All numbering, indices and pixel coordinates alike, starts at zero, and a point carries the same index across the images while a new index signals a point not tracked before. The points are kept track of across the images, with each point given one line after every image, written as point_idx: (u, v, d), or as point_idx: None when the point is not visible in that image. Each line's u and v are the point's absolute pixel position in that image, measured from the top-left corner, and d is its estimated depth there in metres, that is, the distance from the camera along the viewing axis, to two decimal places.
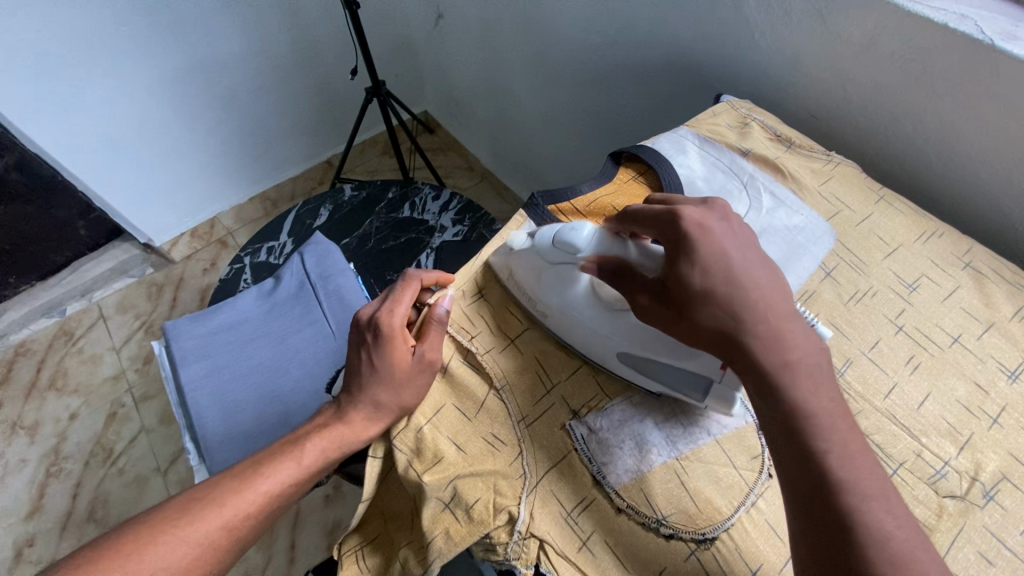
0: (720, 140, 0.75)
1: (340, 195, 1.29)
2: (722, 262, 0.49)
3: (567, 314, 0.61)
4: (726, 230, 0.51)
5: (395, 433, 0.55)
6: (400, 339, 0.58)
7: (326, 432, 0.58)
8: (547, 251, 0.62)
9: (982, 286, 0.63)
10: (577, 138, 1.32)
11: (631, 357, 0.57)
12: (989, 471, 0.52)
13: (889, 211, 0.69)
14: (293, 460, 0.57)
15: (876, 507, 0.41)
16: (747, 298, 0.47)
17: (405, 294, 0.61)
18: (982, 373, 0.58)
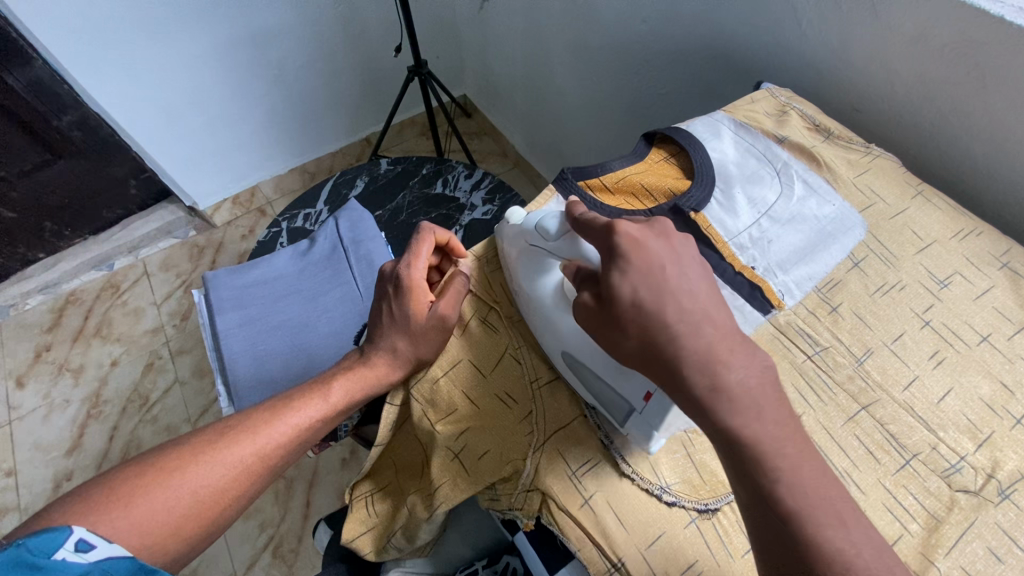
0: (756, 125, 0.74)
1: (377, 168, 1.32)
2: (654, 284, 0.45)
3: (533, 305, 0.57)
4: (665, 252, 0.47)
5: (415, 377, 0.58)
6: (421, 292, 0.62)
7: (352, 373, 0.62)
8: (529, 235, 0.58)
9: (1018, 287, 0.61)
10: (614, 124, 1.31)
11: (578, 362, 0.54)
12: (1006, 470, 0.52)
13: (927, 207, 0.67)
14: (322, 400, 0.61)
15: (833, 536, 0.39)
16: (667, 324, 0.44)
17: (425, 250, 0.65)
18: (1009, 373, 0.56)
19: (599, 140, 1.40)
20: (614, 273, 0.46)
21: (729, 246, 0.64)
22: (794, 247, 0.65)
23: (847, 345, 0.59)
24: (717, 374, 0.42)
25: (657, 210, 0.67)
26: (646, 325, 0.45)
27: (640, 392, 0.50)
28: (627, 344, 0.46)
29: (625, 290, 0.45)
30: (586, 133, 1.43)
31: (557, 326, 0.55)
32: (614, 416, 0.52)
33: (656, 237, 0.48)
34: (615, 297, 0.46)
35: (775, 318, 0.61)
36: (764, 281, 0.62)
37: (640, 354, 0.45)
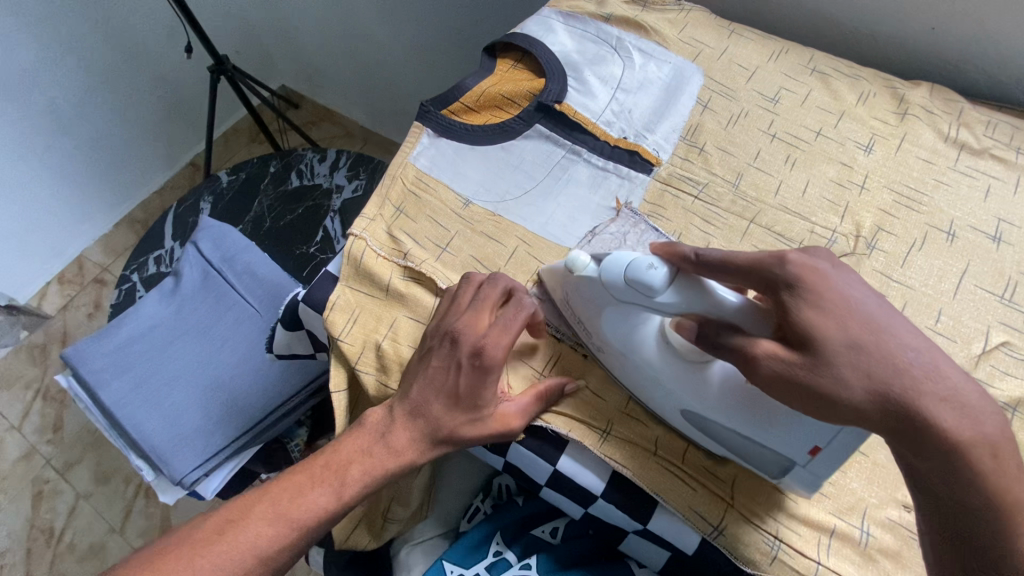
0: (581, 12, 0.77)
1: (217, 183, 1.20)
2: (860, 318, 0.37)
3: (631, 363, 0.51)
4: (841, 274, 0.40)
5: (341, 335, 0.57)
6: (480, 387, 0.50)
7: (372, 456, 0.51)
8: (619, 291, 0.49)
9: (829, 84, 0.71)
10: (447, 59, 1.28)
11: (701, 419, 0.48)
12: (867, 227, 0.61)
13: (741, 41, 0.75)
14: (329, 485, 0.51)
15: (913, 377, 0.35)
16: (896, 368, 0.36)
17: (517, 317, 0.50)
18: (845, 153, 0.66)
19: (437, 81, 1.36)
20: (801, 306, 0.39)
21: (598, 125, 0.69)
22: (651, 108, 0.70)
23: (721, 175, 0.65)
24: (954, 431, 0.35)
25: (526, 114, 0.69)
26: (868, 369, 0.36)
27: (803, 447, 0.43)
28: (852, 400, 0.36)
29: (829, 326, 0.37)
30: (423, 79, 1.38)
31: (670, 385, 0.49)
32: (767, 471, 0.47)
33: (832, 262, 0.40)
34: (819, 336, 0.37)
35: (659, 174, 0.66)
36: (638, 145, 0.67)
37: (873, 411, 0.36)
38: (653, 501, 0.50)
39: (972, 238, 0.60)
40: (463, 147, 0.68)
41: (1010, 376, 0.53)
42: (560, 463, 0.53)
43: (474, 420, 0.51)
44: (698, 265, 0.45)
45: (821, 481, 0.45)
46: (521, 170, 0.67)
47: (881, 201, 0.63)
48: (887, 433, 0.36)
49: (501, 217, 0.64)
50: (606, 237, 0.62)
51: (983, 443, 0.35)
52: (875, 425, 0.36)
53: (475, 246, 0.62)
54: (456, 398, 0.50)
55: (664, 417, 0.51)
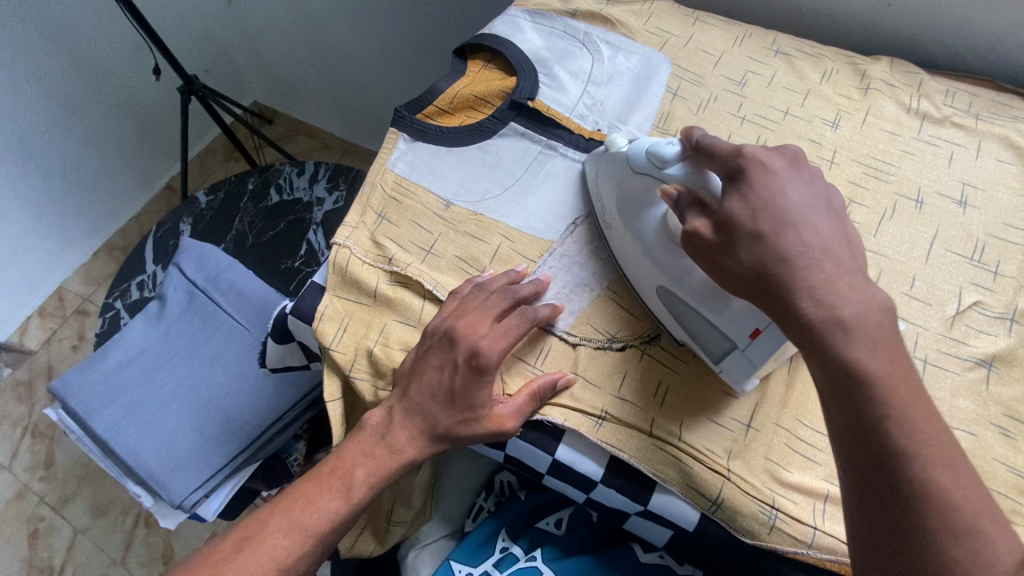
0: (547, 9, 0.78)
1: (196, 204, 1.19)
2: (780, 204, 0.44)
3: (627, 246, 0.57)
4: (792, 176, 0.46)
5: (332, 344, 0.57)
6: (474, 382, 0.51)
7: (373, 460, 0.53)
8: (638, 165, 0.56)
9: (793, 64, 0.73)
10: (417, 64, 1.29)
11: (671, 295, 0.53)
12: None
13: (706, 28, 0.77)
14: (336, 489, 0.53)
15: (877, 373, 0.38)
16: (789, 251, 0.42)
17: (517, 326, 0.53)
18: (813, 131, 0.68)
19: (409, 86, 1.36)
20: (735, 190, 0.46)
21: (572, 119, 0.70)
22: (622, 99, 0.71)
23: None
24: (832, 307, 0.40)
25: (501, 112, 0.70)
26: (765, 245, 0.43)
27: (746, 329, 0.48)
28: (739, 264, 0.44)
29: (739, 210, 0.45)
30: (395, 86, 1.38)
31: (649, 257, 0.55)
32: (709, 352, 0.52)
33: (789, 162, 0.47)
34: (737, 220, 0.45)
35: None
36: (612, 137, 0.68)
37: (759, 280, 0.43)
38: (652, 483, 0.52)
39: (939, 204, 0.62)
40: (441, 150, 0.68)
41: (984, 334, 0.55)
42: (558, 453, 0.53)
43: (468, 420, 0.52)
44: (696, 151, 0.51)
45: (756, 372, 0.49)
46: (499, 168, 0.67)
47: (851, 174, 0.65)
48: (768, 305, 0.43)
49: (483, 215, 0.64)
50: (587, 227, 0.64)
51: (835, 320, 0.40)
52: (760, 294, 0.43)
53: (459, 246, 0.62)
54: (451, 397, 0.52)
55: (645, 298, 0.57)
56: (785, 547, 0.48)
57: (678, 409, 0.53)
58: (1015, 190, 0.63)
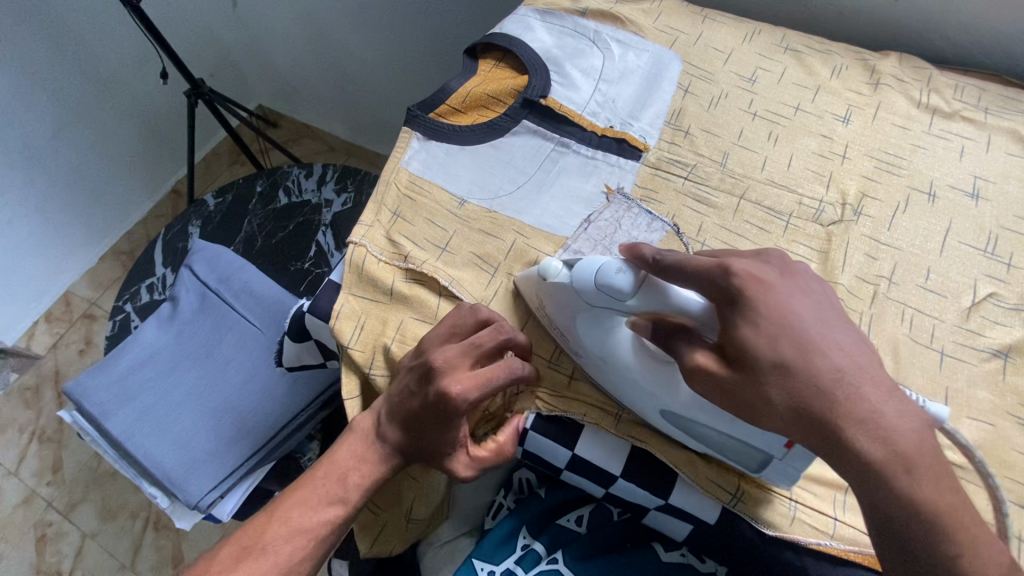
0: (557, 9, 0.79)
1: (205, 207, 1.20)
2: (791, 335, 0.39)
3: (607, 367, 0.52)
4: (789, 289, 0.41)
5: (350, 343, 0.57)
6: (426, 422, 0.51)
7: (364, 463, 0.54)
8: (588, 298, 0.50)
9: (802, 60, 0.74)
10: (422, 66, 1.29)
11: (677, 416, 0.49)
12: (852, 195, 0.63)
13: (715, 25, 0.77)
14: (333, 491, 0.54)
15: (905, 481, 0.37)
16: (823, 384, 0.38)
17: (496, 373, 0.50)
18: (824, 126, 0.68)
19: (413, 88, 1.36)
20: (737, 320, 0.40)
21: (584, 117, 0.70)
22: (634, 97, 0.72)
23: (708, 156, 0.67)
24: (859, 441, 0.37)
25: (513, 111, 0.70)
26: (792, 386, 0.38)
27: (778, 442, 0.43)
28: (771, 407, 0.39)
29: (760, 343, 0.39)
30: (399, 88, 1.39)
31: (643, 387, 0.49)
32: (747, 464, 0.48)
33: (781, 273, 0.42)
34: (750, 354, 0.39)
35: (647, 160, 0.68)
36: (624, 133, 0.69)
37: (789, 416, 0.39)
38: (673, 476, 0.52)
39: (951, 197, 0.63)
40: (454, 148, 0.69)
41: (1000, 325, 0.55)
42: (579, 448, 0.53)
43: (419, 449, 0.54)
44: (658, 272, 0.46)
45: (797, 475, 0.46)
46: (512, 165, 0.68)
47: (863, 168, 0.65)
48: (804, 436, 0.39)
49: (497, 213, 0.65)
50: (601, 224, 0.64)
51: (893, 454, 0.36)
52: (795, 433, 0.39)
53: (475, 243, 0.63)
54: (405, 424, 0.53)
55: (648, 419, 0.52)
56: (811, 540, 0.48)
57: None
58: None
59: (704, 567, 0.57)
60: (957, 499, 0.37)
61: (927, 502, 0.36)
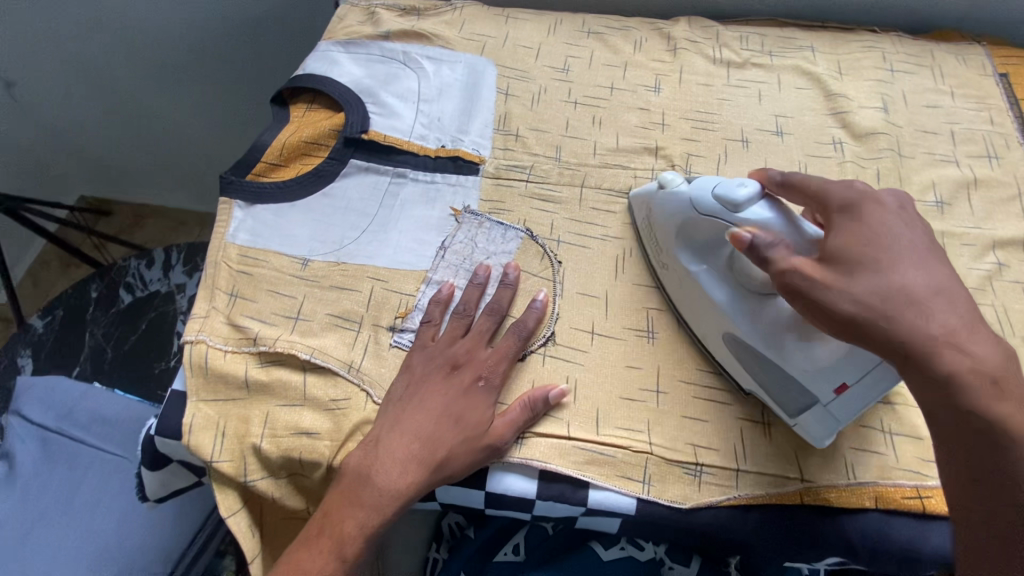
0: (359, 37, 0.76)
1: (31, 331, 1.03)
2: (886, 244, 0.41)
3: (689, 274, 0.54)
4: (912, 229, 0.43)
5: (213, 457, 0.51)
6: (464, 390, 0.52)
7: (359, 497, 0.48)
8: (701, 202, 0.51)
9: (606, 42, 0.76)
10: (235, 112, 1.19)
11: (739, 343, 0.50)
12: (678, 158, 0.67)
13: (519, 24, 0.78)
14: (323, 545, 0.48)
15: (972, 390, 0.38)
16: (908, 284, 0.40)
17: (510, 348, 0.53)
18: (639, 99, 0.71)
19: (233, 138, 1.24)
20: (848, 225, 0.43)
21: (413, 142, 0.68)
22: (458, 110, 0.70)
23: (542, 154, 0.68)
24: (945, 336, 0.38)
25: (336, 152, 0.66)
26: (880, 289, 0.40)
27: (831, 383, 0.46)
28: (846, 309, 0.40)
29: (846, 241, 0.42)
30: (216, 142, 1.25)
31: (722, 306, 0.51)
32: (785, 408, 0.50)
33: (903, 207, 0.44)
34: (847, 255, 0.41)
35: (486, 171, 0.66)
36: (456, 150, 0.67)
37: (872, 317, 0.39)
38: (659, 275, 0.59)
39: (760, 139, 0.68)
40: (282, 207, 0.64)
41: None
42: (489, 484, 0.51)
43: (449, 429, 0.50)
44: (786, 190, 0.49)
45: (836, 429, 0.47)
46: (350, 210, 0.64)
47: (683, 132, 0.69)
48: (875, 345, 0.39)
49: (345, 264, 0.60)
50: (457, 246, 0.61)
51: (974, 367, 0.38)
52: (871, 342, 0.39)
53: (327, 304, 0.58)
54: (439, 402, 0.51)
55: (702, 338, 0.55)
56: (721, 500, 0.49)
57: (592, 401, 0.53)
58: (818, 111, 0.70)
59: (644, 554, 0.58)
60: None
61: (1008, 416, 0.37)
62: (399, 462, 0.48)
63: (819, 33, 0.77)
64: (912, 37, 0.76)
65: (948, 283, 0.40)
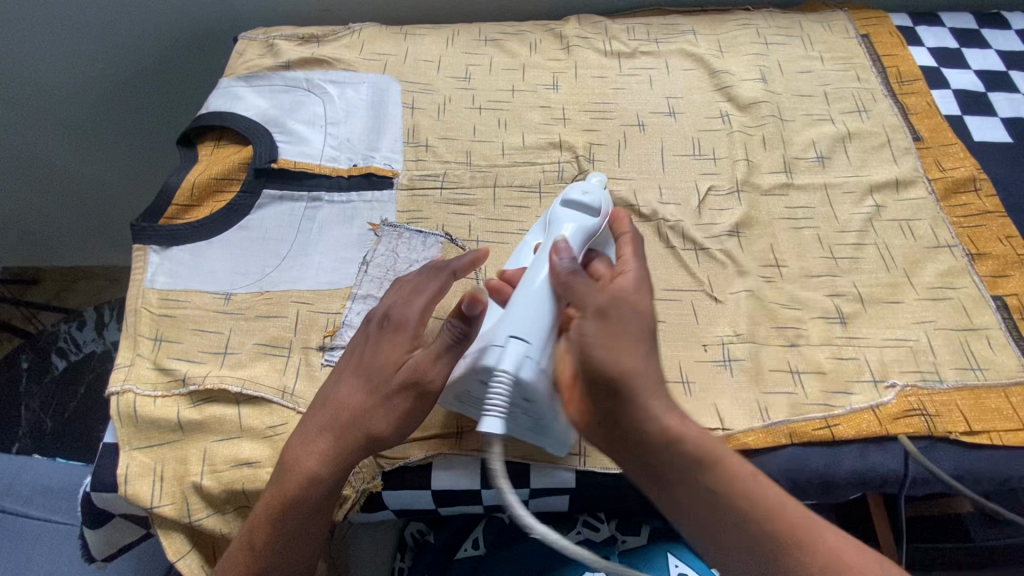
0: (260, 70, 0.77)
1: None
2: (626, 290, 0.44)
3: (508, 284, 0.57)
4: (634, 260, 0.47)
5: (153, 502, 0.51)
6: (387, 344, 0.48)
7: (271, 487, 0.47)
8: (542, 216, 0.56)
9: (502, 47, 0.80)
10: (133, 151, 1.03)
11: None
12: (582, 147, 0.70)
13: (417, 39, 0.81)
14: (252, 532, 0.47)
15: (706, 470, 0.41)
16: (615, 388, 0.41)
17: (431, 290, 0.50)
18: (539, 98, 0.75)
19: (138, 178, 1.07)
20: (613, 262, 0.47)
21: (324, 165, 0.69)
22: (366, 129, 0.72)
23: (454, 160, 0.70)
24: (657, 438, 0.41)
25: (248, 184, 0.67)
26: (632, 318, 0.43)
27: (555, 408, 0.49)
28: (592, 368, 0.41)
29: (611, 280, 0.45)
30: (119, 183, 1.07)
31: None
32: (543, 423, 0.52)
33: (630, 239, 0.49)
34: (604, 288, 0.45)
35: (401, 183, 0.68)
36: (368, 167, 0.69)
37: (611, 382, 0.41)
38: None
39: (655, 121, 0.72)
40: (199, 245, 0.64)
41: (724, 210, 0.65)
42: (434, 484, 0.52)
43: (369, 391, 0.47)
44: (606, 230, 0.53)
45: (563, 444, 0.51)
46: (269, 239, 0.64)
47: (583, 123, 0.72)
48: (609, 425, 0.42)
49: (269, 292, 0.61)
50: (379, 259, 0.62)
51: (696, 459, 0.41)
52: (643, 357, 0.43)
53: (255, 334, 0.58)
54: (361, 365, 0.48)
55: None
56: None
57: None
58: (704, 88, 0.74)
59: (601, 535, 0.59)
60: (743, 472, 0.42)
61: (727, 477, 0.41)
62: (316, 430, 0.47)
63: (698, 17, 0.82)
64: (781, 10, 0.82)
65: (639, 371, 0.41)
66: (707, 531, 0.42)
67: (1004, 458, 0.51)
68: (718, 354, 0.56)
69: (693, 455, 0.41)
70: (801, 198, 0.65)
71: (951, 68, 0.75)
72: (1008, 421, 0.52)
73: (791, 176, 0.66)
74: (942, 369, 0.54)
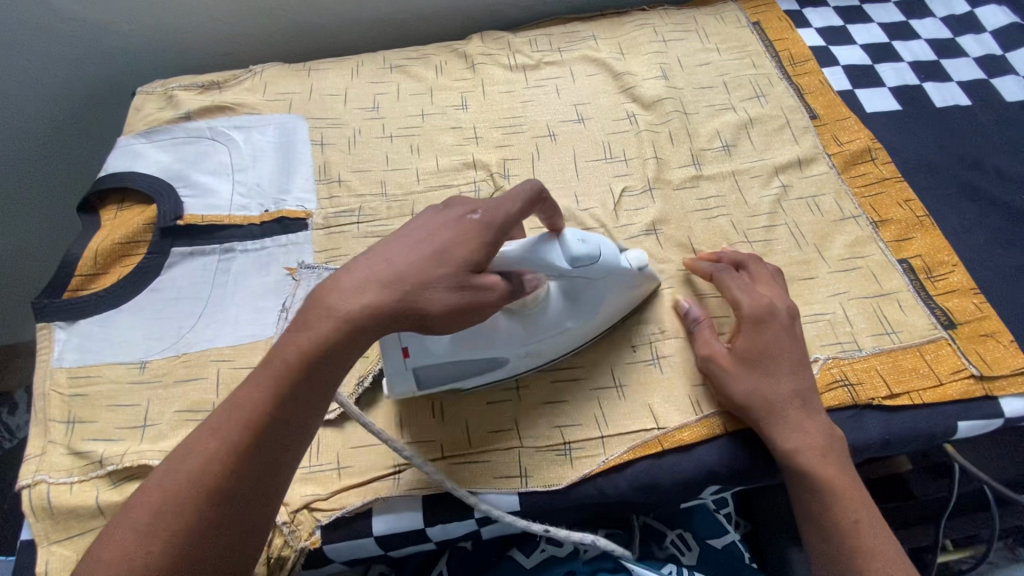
0: (159, 123, 0.74)
1: None
2: (750, 325, 0.52)
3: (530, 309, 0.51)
4: (751, 297, 0.54)
5: None
6: (471, 238, 0.41)
7: (293, 341, 0.37)
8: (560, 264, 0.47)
9: (408, 73, 0.79)
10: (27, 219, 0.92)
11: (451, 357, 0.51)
12: (496, 164, 0.70)
13: (321, 74, 0.79)
14: (235, 425, 0.37)
15: (804, 456, 0.48)
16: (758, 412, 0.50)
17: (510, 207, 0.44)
18: (450, 119, 0.74)
19: (44, 249, 0.96)
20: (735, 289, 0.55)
21: (235, 214, 0.67)
22: (276, 172, 0.70)
23: (369, 193, 0.69)
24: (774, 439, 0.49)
25: (155, 245, 0.64)
26: (754, 348, 0.51)
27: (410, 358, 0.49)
28: (734, 394, 0.51)
29: (749, 314, 0.53)
30: (12, 255, 0.93)
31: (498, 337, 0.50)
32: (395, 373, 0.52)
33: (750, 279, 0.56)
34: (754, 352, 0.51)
35: (316, 223, 0.66)
36: (280, 211, 0.67)
37: (737, 395, 0.50)
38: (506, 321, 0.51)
39: (565, 129, 0.73)
40: (108, 314, 0.61)
41: (639, 210, 0.65)
42: (376, 529, 0.50)
43: (443, 265, 0.40)
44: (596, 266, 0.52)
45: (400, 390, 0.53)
46: (183, 298, 0.62)
47: (495, 139, 0.72)
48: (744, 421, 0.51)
49: (187, 354, 0.58)
50: (300, 304, 0.61)
51: (812, 452, 0.48)
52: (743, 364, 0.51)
53: (175, 401, 0.56)
54: (443, 250, 0.40)
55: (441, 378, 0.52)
56: (592, 469, 0.51)
57: (458, 415, 0.54)
58: (610, 92, 0.76)
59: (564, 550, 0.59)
60: (834, 468, 0.48)
61: (816, 466, 0.48)
62: (359, 284, 0.38)
63: (598, 22, 0.83)
64: (676, 7, 0.85)
65: (804, 394, 0.50)
66: (803, 514, 0.49)
67: (927, 416, 0.52)
68: (647, 354, 0.57)
69: (801, 446, 0.48)
70: (712, 188, 0.66)
71: (838, 46, 0.78)
72: (926, 379, 0.54)
73: (701, 168, 0.68)
74: (860, 337, 0.56)
